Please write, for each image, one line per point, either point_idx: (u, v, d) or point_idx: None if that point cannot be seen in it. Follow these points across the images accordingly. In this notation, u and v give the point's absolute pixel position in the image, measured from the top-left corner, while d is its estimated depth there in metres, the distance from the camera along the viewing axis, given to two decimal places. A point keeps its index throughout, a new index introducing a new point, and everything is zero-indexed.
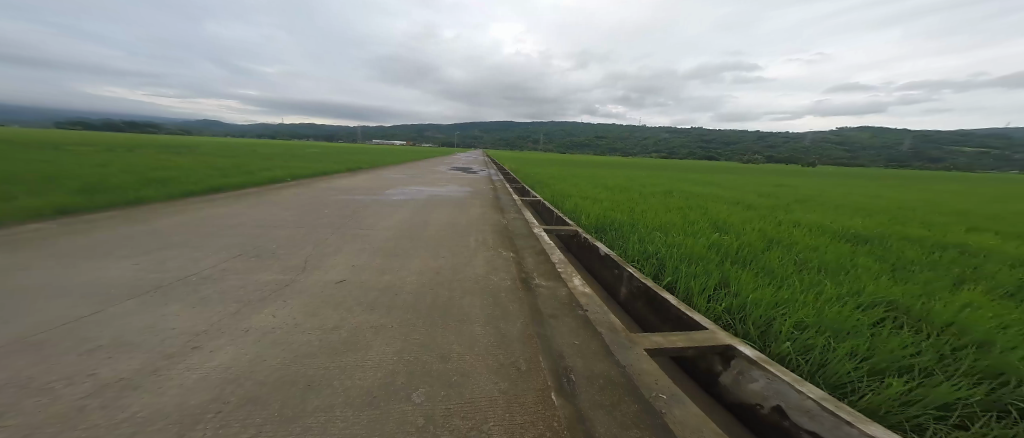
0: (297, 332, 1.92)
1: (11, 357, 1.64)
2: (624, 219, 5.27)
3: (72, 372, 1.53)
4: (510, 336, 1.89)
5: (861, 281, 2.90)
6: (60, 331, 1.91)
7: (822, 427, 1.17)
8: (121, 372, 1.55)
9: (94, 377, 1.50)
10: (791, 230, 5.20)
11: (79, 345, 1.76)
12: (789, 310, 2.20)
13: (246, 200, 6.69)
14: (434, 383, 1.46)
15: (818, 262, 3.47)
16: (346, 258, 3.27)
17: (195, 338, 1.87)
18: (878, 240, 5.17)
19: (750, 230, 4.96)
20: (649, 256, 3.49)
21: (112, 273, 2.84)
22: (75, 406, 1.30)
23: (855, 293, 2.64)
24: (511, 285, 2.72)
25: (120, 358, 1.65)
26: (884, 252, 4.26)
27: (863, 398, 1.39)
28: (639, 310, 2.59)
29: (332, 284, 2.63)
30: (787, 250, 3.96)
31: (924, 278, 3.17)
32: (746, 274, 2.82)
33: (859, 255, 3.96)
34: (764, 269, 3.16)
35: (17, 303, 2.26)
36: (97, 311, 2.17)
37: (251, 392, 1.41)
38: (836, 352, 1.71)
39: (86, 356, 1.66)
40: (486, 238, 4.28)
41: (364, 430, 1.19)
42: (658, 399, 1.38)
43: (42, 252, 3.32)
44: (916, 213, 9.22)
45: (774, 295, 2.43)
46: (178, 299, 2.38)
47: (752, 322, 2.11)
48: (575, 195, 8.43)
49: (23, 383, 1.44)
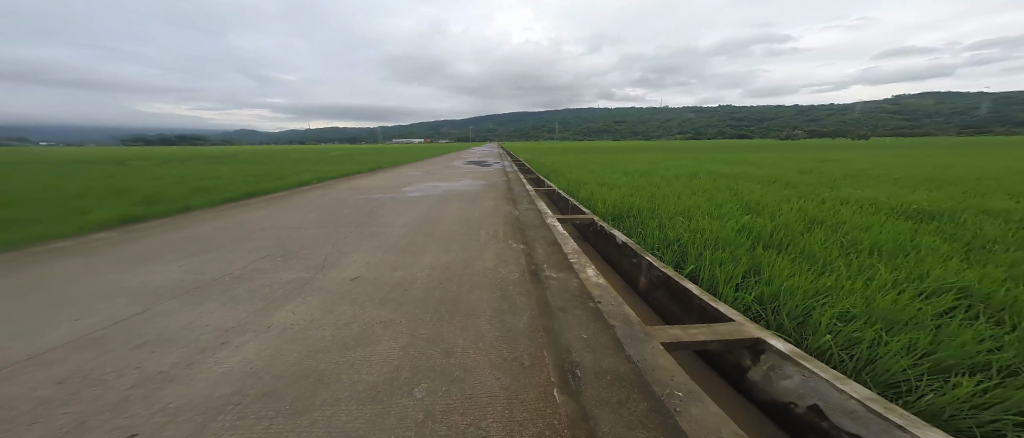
0: (314, 328, 2.00)
1: (73, 351, 1.82)
2: (645, 204, 5.06)
3: (119, 365, 1.67)
4: (517, 331, 1.86)
5: (918, 265, 2.58)
6: (111, 329, 2.09)
7: (868, 429, 1.03)
8: (161, 364, 1.67)
9: (139, 369, 1.63)
10: (834, 209, 4.74)
11: (126, 341, 1.92)
12: (830, 300, 1.99)
13: (277, 204, 7.09)
14: (437, 378, 1.46)
15: (868, 244, 3.13)
16: (363, 255, 3.36)
17: (224, 334, 1.99)
18: (941, 216, 4.59)
19: (786, 210, 4.59)
20: (670, 243, 3.32)
21: (157, 276, 3.09)
22: (121, 395, 1.42)
23: (911, 278, 2.35)
24: (520, 278, 2.68)
25: (160, 352, 1.79)
26: (948, 229, 3.77)
27: (921, 400, 1.22)
28: (660, 299, 2.48)
29: (348, 282, 2.71)
30: (829, 231, 3.62)
31: (1002, 259, 2.76)
32: (780, 259, 2.60)
33: (916, 234, 3.54)
34: (801, 254, 2.90)
35: (78, 304, 2.52)
36: (142, 311, 2.36)
37: (268, 385, 1.47)
38: (888, 346, 1.53)
39: (132, 351, 1.81)
40: (500, 231, 4.25)
41: (367, 423, 1.20)
42: (674, 396, 1.29)
43: (101, 259, 3.68)
44: (988, 184, 8.13)
45: (812, 282, 2.22)
46: (211, 298, 2.55)
47: (787, 313, 1.94)
48: (593, 183, 8.20)
49: (82, 373, 1.60)
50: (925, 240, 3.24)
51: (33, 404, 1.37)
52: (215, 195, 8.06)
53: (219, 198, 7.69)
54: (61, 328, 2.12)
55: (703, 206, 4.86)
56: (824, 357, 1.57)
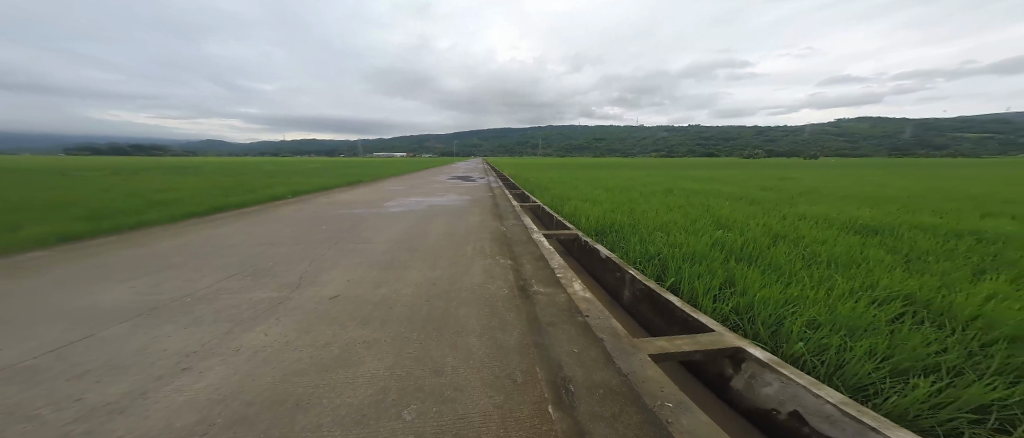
0: (290, 349, 1.89)
1: (4, 384, 1.62)
2: (624, 220, 5.22)
3: (61, 397, 1.50)
4: (506, 347, 1.84)
5: (872, 275, 2.80)
6: (52, 357, 1.89)
7: (845, 433, 1.09)
8: (111, 395, 1.52)
9: (83, 401, 1.48)
10: (797, 225, 5.09)
11: (69, 371, 1.74)
12: (799, 309, 2.12)
13: (246, 219, 6.76)
14: (426, 398, 1.41)
15: (827, 256, 3.38)
16: (343, 272, 3.25)
17: (186, 359, 1.84)
18: (889, 231, 5.03)
19: (754, 225, 4.87)
20: (651, 257, 3.43)
21: (109, 297, 2.85)
22: (61, 431, 1.28)
23: (867, 287, 2.55)
24: (507, 293, 2.67)
25: (110, 381, 1.63)
26: (895, 243, 4.14)
27: (889, 402, 1.30)
28: (643, 312, 2.53)
29: (327, 300, 2.60)
30: (793, 244, 3.87)
31: (941, 269, 3.06)
32: (752, 272, 2.74)
33: (869, 247, 3.85)
34: (771, 266, 3.07)
35: (13, 330, 2.26)
36: (90, 336, 2.15)
37: (239, 412, 1.37)
38: (854, 352, 1.63)
39: (78, 381, 1.64)
40: (484, 246, 4.24)
41: None
42: (664, 407, 1.32)
43: (42, 279, 3.34)
44: (925, 201, 9.02)
45: (782, 292, 2.36)
46: (172, 320, 2.37)
47: (761, 322, 2.04)
48: (574, 198, 8.38)
49: (12, 409, 1.43)
50: (876, 252, 3.53)
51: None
52: (178, 209, 7.58)
53: (182, 213, 7.23)
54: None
55: (680, 222, 5.07)
56: (796, 364, 1.65)
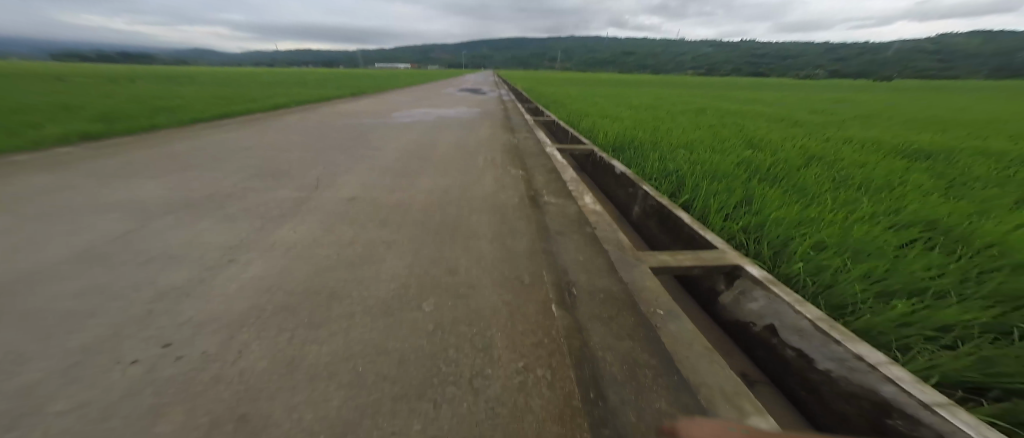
0: (317, 246, 2.03)
1: (83, 266, 1.83)
2: (647, 137, 4.93)
3: (134, 280, 1.70)
4: (516, 252, 1.92)
5: (902, 200, 2.64)
6: (115, 244, 2.10)
7: (810, 345, 1.14)
8: (175, 280, 1.71)
9: (154, 284, 1.67)
10: (835, 147, 4.71)
11: (132, 257, 1.93)
12: (811, 229, 2.06)
13: (260, 125, 6.73)
14: (443, 294, 1.53)
15: (862, 180, 3.14)
16: (359, 177, 3.29)
17: (229, 251, 2.01)
18: (942, 156, 4.58)
19: (789, 147, 4.52)
20: (668, 174, 3.31)
21: (145, 192, 3.02)
22: (143, 310, 1.46)
23: (892, 212, 2.41)
24: (518, 203, 2.69)
25: (171, 268, 1.82)
26: (947, 169, 3.78)
27: (858, 320, 1.35)
28: (651, 228, 2.54)
29: (346, 202, 2.69)
30: (828, 167, 3.60)
31: (988, 197, 2.80)
32: (773, 191, 2.63)
33: (913, 172, 3.55)
34: (796, 188, 2.92)
35: (69, 218, 2.48)
36: (139, 227, 2.35)
37: (283, 300, 1.53)
38: (850, 273, 1.63)
39: (140, 267, 1.84)
40: (497, 158, 4.15)
41: (381, 335, 1.28)
42: (656, 314, 1.39)
43: (79, 174, 3.54)
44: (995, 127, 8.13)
45: (800, 213, 2.28)
46: (208, 215, 2.53)
47: (766, 242, 2.02)
48: (596, 114, 7.86)
49: (99, 287, 1.63)
50: (912, 177, 3.30)
51: (60, 315, 1.41)
52: (189, 113, 7.49)
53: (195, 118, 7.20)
54: (62, 242, 2.11)
55: (705, 140, 4.77)
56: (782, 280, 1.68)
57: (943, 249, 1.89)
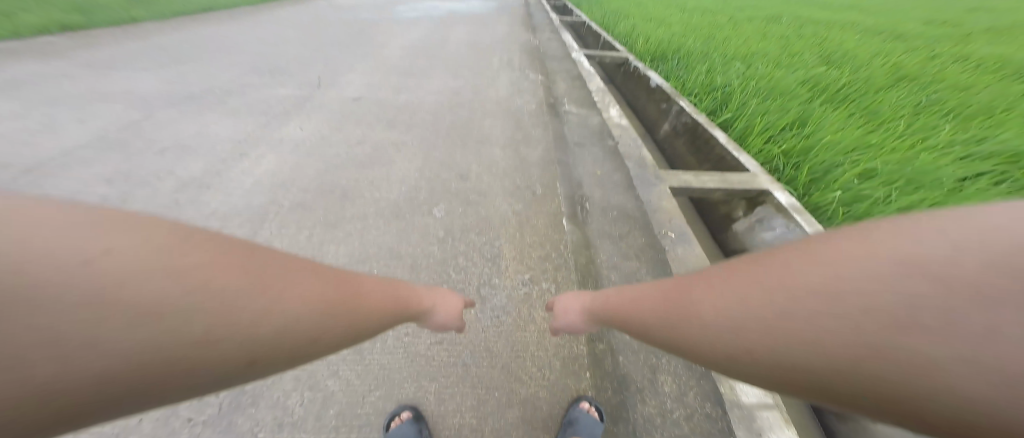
0: (325, 144, 2.14)
1: (108, 155, 2.00)
2: (688, 34, 4.64)
3: (151, 170, 1.87)
4: (528, 161, 2.10)
5: (968, 73, 2.46)
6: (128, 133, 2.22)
7: None
8: (193, 172, 1.88)
9: (174, 176, 1.85)
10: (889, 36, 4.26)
11: (149, 147, 2.08)
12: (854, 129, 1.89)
13: (255, 10, 6.51)
14: (454, 200, 1.77)
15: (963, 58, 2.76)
16: (364, 78, 3.40)
17: (239, 145, 2.13)
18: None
19: (878, 27, 4.04)
20: (709, 68, 3.06)
21: (148, 84, 3.06)
22: (171, 201, 1.69)
23: (966, 86, 2.22)
24: (534, 108, 2.82)
25: (186, 160, 1.97)
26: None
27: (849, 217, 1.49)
28: (676, 145, 2.48)
29: (355, 113, 2.54)
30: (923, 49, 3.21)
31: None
32: (829, 85, 2.35)
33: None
34: (875, 70, 2.58)
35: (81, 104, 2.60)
36: (144, 116, 2.44)
37: (298, 198, 1.72)
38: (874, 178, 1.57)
39: (159, 159, 1.99)
40: (512, 60, 4.24)
41: (394, 255, 1.49)
42: (666, 238, 1.53)
43: (90, 60, 3.66)
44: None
45: (856, 111, 2.05)
46: (213, 108, 2.61)
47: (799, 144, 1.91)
48: (630, 8, 7.29)
49: (126, 177, 1.83)
50: (950, 50, 3.02)
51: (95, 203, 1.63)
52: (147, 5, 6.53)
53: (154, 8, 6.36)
54: (80, 130, 2.25)
55: (764, 32, 4.32)
56: (696, 140, 2.27)
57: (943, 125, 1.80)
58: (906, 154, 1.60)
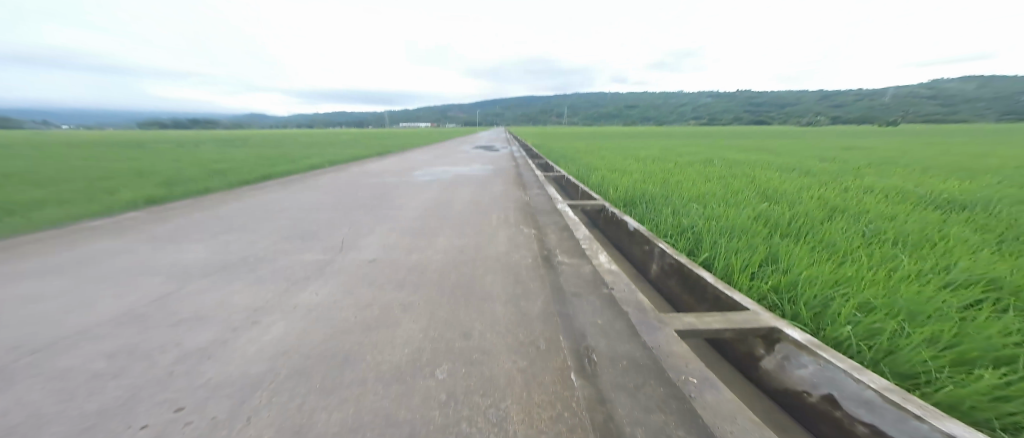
0: (336, 309, 2.24)
1: (124, 327, 2.05)
2: (659, 192, 5.54)
3: (159, 342, 1.88)
4: (531, 314, 2.14)
5: (907, 248, 2.93)
6: (153, 306, 2.35)
7: (883, 419, 1.07)
8: (200, 342, 1.89)
9: (180, 346, 1.84)
10: (829, 198, 5.00)
11: (168, 319, 2.16)
12: (848, 291, 2.05)
13: (297, 186, 7.90)
14: (457, 360, 1.70)
15: (892, 233, 3.34)
16: (380, 239, 3.85)
17: (254, 313, 2.23)
18: (958, 204, 5.00)
19: (809, 199, 4.94)
20: (685, 230, 3.57)
21: (189, 256, 3.44)
22: (165, 371, 1.61)
23: (943, 268, 2.43)
24: (531, 263, 3.08)
25: (199, 330, 2.02)
26: (981, 219, 3.99)
27: (940, 394, 1.25)
28: (672, 287, 2.59)
29: (369, 277, 2.77)
30: (853, 220, 3.88)
31: (972, 236, 3.25)
32: (800, 252, 2.70)
33: (943, 223, 3.77)
34: (827, 243, 3.07)
35: (123, 279, 2.86)
36: (176, 288, 2.65)
37: (298, 365, 1.66)
38: (908, 339, 1.56)
39: (172, 329, 2.03)
40: (510, 217, 4.89)
41: (383, 422, 1.29)
42: (688, 382, 1.46)
43: (146, 237, 4.22)
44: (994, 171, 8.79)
45: (834, 272, 2.30)
46: (240, 277, 2.85)
47: (806, 303, 1.99)
48: (604, 169, 8.93)
49: (130, 349, 1.81)
50: (880, 224, 3.65)
51: (89, 377, 1.57)
52: (210, 187, 7.91)
53: (214, 189, 7.66)
54: (110, 303, 2.39)
55: (716, 195, 5.22)
56: (688, 282, 2.42)
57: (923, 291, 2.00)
58: (917, 326, 1.69)
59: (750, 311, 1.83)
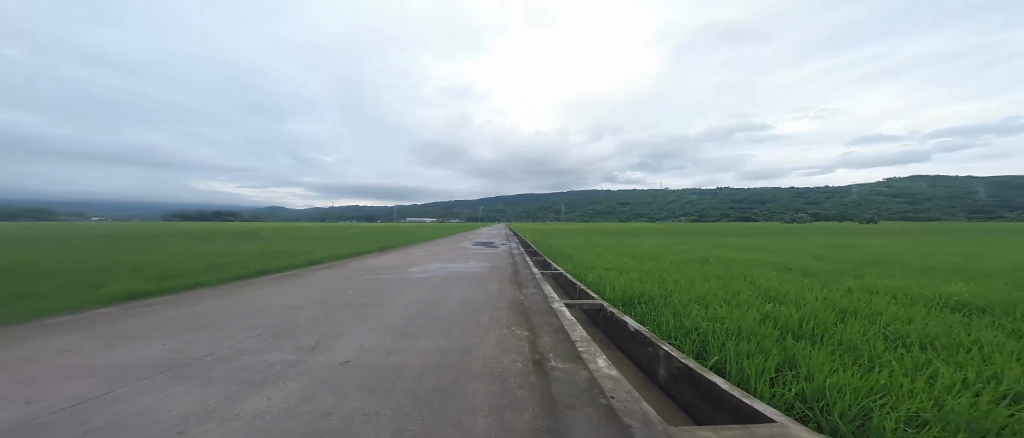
0: (287, 417, 1.90)
1: None
2: (657, 292, 5.41)
3: None
4: (516, 430, 1.79)
5: (936, 353, 2.71)
6: (64, 413, 1.97)
7: None
8: None
9: None
10: (835, 299, 4.86)
11: (77, 427, 1.78)
12: (890, 402, 1.80)
13: (286, 283, 7.71)
14: None
15: (914, 336, 3.13)
16: (359, 339, 3.55)
17: (183, 421, 1.86)
18: (971, 307, 4.82)
19: (815, 300, 4.80)
20: (689, 332, 3.36)
21: (139, 356, 3.09)
22: None
23: (987, 380, 2.17)
24: (521, 369, 2.77)
25: None
26: (1002, 323, 3.78)
27: None
28: (683, 393, 2.29)
29: (335, 382, 2.44)
30: (867, 322, 3.68)
31: (1003, 341, 3.02)
32: (820, 356, 2.48)
33: (967, 327, 3.56)
34: (846, 347, 2.86)
35: (50, 381, 2.49)
36: (107, 392, 2.28)
37: None
38: None
39: None
40: (502, 318, 4.63)
41: None
42: None
43: (101, 334, 3.86)
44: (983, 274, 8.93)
45: (862, 380, 2.08)
46: (186, 380, 2.50)
47: (841, 414, 1.71)
48: (599, 268, 8.95)
49: None
50: (897, 327, 3.46)
51: None
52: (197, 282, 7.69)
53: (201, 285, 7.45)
54: (17, 410, 2.02)
55: (716, 296, 5.10)
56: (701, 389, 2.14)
57: (971, 403, 1.76)
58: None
59: (777, 423, 1.56)
